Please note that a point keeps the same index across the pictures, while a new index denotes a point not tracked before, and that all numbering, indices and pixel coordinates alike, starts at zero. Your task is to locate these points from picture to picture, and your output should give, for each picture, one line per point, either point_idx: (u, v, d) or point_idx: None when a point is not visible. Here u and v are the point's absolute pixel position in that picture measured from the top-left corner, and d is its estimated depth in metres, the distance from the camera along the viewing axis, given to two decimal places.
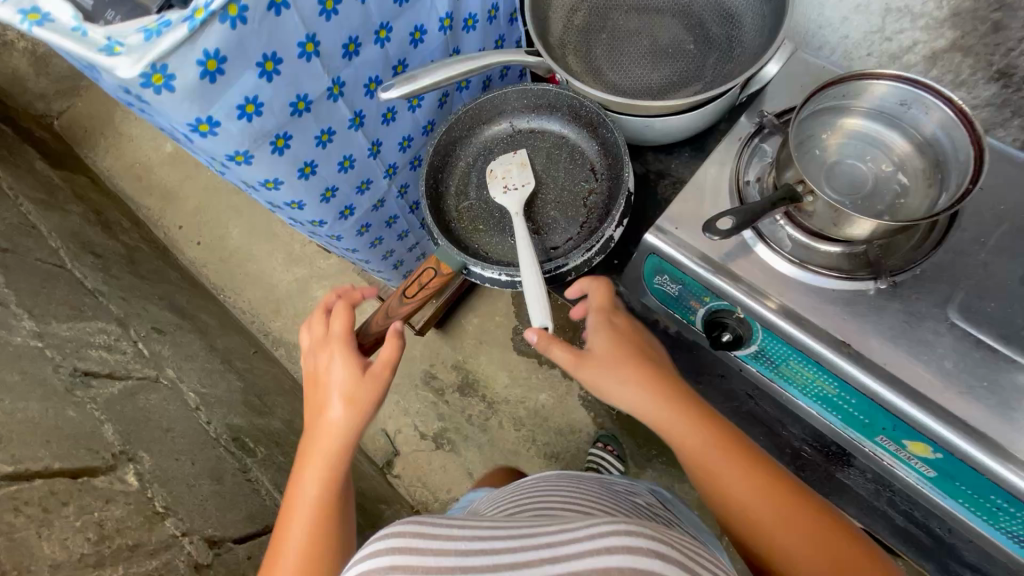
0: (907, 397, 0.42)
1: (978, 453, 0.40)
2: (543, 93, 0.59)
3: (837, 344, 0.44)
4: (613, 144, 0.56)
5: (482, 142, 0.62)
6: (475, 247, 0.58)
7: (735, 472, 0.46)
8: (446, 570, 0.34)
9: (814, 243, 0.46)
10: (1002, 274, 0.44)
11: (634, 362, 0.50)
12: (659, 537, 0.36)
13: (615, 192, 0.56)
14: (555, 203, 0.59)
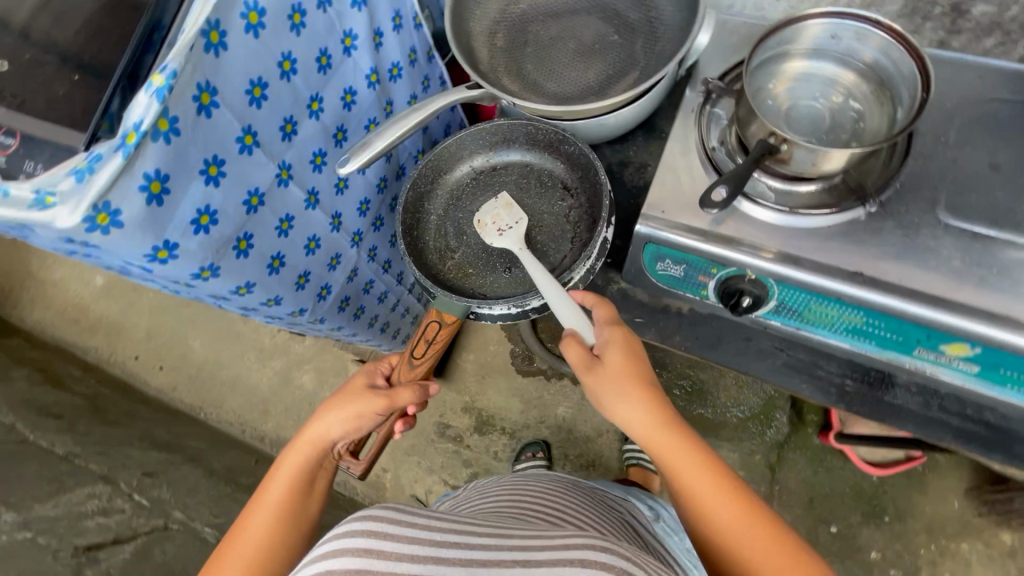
0: (932, 305, 0.43)
1: (1013, 338, 0.41)
2: (497, 128, 0.60)
3: (851, 276, 0.44)
4: (579, 156, 0.57)
5: (449, 191, 0.62)
6: (469, 289, 0.58)
7: (723, 496, 0.45)
8: (419, 557, 0.39)
9: (794, 186, 0.47)
10: (971, 166, 0.46)
11: (636, 384, 0.48)
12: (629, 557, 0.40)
13: (594, 202, 0.57)
14: (539, 228, 0.59)
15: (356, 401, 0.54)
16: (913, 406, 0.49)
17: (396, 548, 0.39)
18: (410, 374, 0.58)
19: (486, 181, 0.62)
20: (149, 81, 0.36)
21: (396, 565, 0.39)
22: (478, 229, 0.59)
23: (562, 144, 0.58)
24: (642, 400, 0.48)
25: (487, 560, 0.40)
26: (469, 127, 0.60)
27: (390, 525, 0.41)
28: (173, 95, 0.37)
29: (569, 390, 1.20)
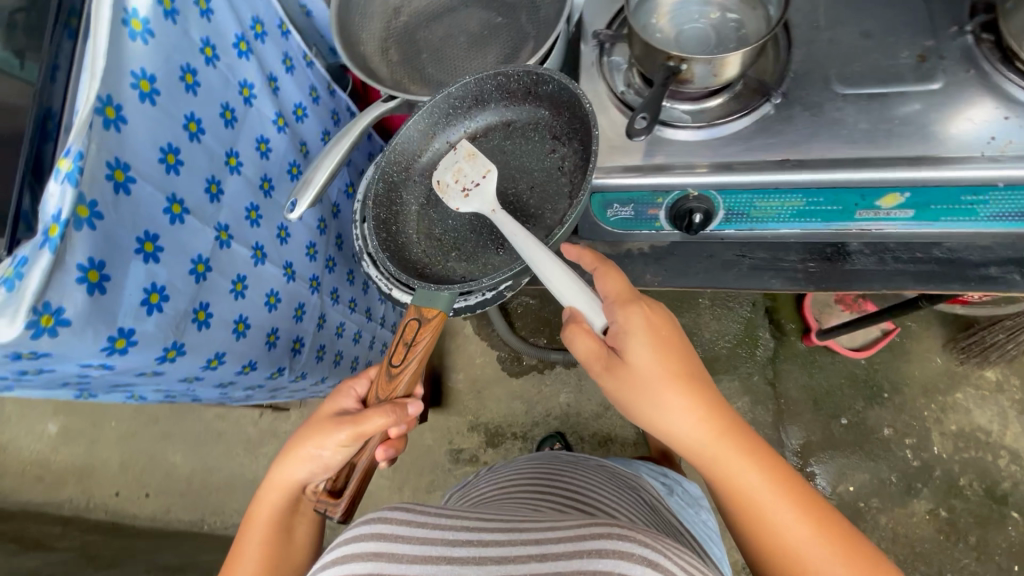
0: (856, 167, 0.46)
1: (932, 172, 0.45)
2: (465, 90, 0.56)
3: (781, 165, 0.47)
4: (559, 94, 0.53)
5: (423, 174, 0.60)
6: (459, 274, 0.57)
7: (764, 482, 0.42)
8: (428, 560, 0.36)
9: (703, 103, 0.51)
10: (847, 40, 0.51)
11: (683, 383, 0.43)
12: (653, 547, 0.36)
13: (585, 141, 0.54)
14: (529, 187, 0.57)
15: (321, 436, 0.50)
16: (871, 267, 0.53)
17: (407, 551, 0.37)
18: (389, 389, 0.50)
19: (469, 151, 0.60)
20: (56, 169, 0.35)
21: (406, 568, 0.36)
22: (440, 193, 0.56)
23: (542, 85, 0.54)
24: (677, 395, 0.43)
25: (499, 556, 0.36)
26: (434, 95, 0.56)
27: (399, 528, 0.38)
28: (86, 180, 0.37)
29: (564, 375, 1.21)
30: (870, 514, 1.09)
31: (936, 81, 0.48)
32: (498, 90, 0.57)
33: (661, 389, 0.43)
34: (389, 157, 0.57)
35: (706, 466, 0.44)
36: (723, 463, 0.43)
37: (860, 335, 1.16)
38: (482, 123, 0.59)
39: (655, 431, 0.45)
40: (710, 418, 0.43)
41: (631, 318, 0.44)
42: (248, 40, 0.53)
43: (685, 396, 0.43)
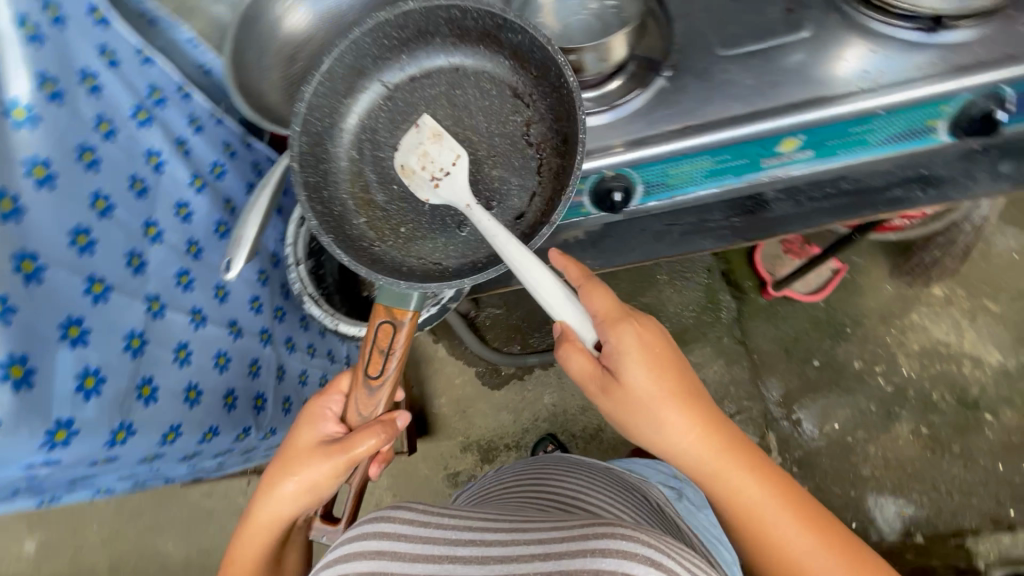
0: (752, 121, 0.49)
1: (820, 113, 0.48)
2: (416, 27, 0.54)
3: (683, 132, 0.50)
4: (527, 46, 0.52)
5: (359, 122, 0.57)
6: (409, 250, 0.57)
7: (759, 489, 0.48)
8: (427, 557, 0.43)
9: (603, 87, 0.52)
10: (720, 6, 0.54)
11: (682, 402, 0.48)
12: (656, 545, 0.40)
13: (563, 115, 0.55)
14: (491, 156, 0.58)
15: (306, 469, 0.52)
16: (790, 211, 0.56)
17: (409, 549, 0.43)
18: (370, 407, 0.53)
19: (407, 94, 0.59)
20: None
21: (410, 565, 0.42)
22: (405, 177, 0.57)
23: (504, 30, 0.53)
24: (673, 408, 0.48)
25: (502, 556, 0.42)
26: (371, 17, 0.52)
27: (401, 527, 0.44)
28: None
29: (545, 377, 1.21)
30: (858, 446, 1.12)
31: (805, 29, 0.52)
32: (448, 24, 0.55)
33: (659, 407, 0.48)
34: (319, 114, 0.54)
35: (710, 480, 0.49)
36: (721, 472, 0.48)
37: (813, 278, 1.19)
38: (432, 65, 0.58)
39: (656, 444, 0.49)
40: (706, 432, 0.49)
41: (621, 339, 0.48)
42: (147, 108, 0.54)
43: (683, 411, 0.48)
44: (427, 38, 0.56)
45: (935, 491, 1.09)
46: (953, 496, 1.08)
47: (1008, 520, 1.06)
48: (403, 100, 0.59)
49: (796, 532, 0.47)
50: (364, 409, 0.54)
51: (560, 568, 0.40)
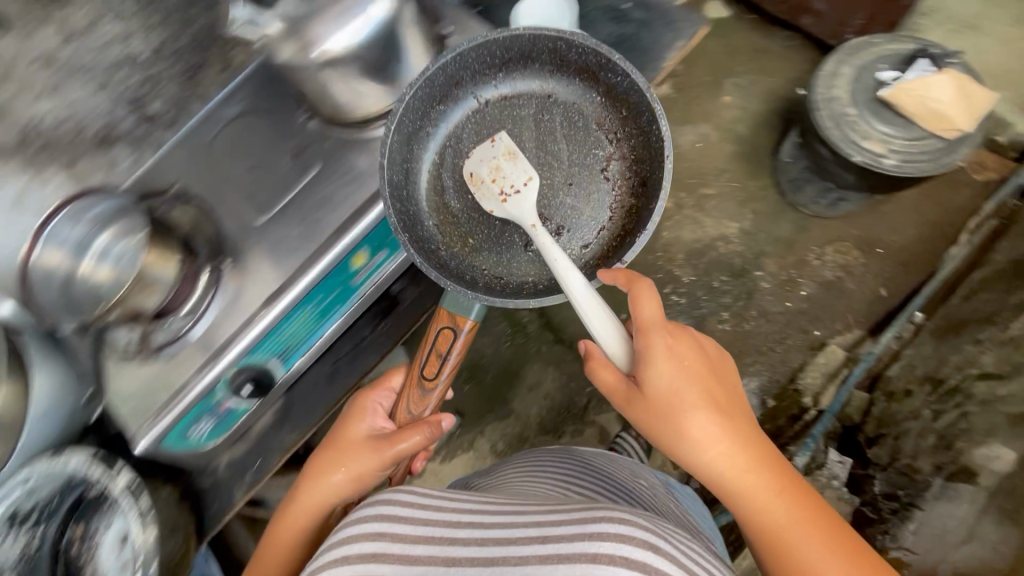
0: (306, 271, 0.56)
1: (351, 236, 0.56)
2: (511, 48, 0.77)
3: (263, 308, 0.56)
4: (623, 86, 0.77)
5: (448, 127, 0.82)
6: (476, 265, 0.81)
7: (778, 499, 0.66)
8: (420, 538, 0.58)
9: (182, 303, 0.56)
10: (238, 180, 0.59)
11: (718, 407, 0.68)
12: (653, 535, 0.52)
13: (644, 157, 0.80)
14: (561, 179, 0.82)
15: (358, 451, 0.78)
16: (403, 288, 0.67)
17: (401, 532, 0.59)
18: (415, 407, 0.81)
19: (496, 110, 0.83)
20: None
21: (413, 546, 0.57)
22: (472, 184, 0.80)
23: (605, 71, 0.77)
24: (703, 411, 0.67)
25: (511, 540, 0.55)
26: (482, 41, 0.74)
27: (401, 512, 0.61)
28: None
29: (426, 479, 1.22)
30: None
31: (313, 166, 0.58)
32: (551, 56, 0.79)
33: (691, 409, 0.67)
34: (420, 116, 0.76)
35: (739, 481, 0.67)
36: (745, 482, 0.66)
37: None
38: (511, 90, 0.82)
39: (686, 448, 0.68)
40: (736, 440, 0.67)
41: (657, 348, 0.68)
42: None
43: (718, 420, 0.68)
44: (527, 63, 0.80)
45: (761, 355, 1.23)
46: (774, 350, 1.23)
47: (818, 340, 1.22)
48: (492, 115, 0.83)
49: (814, 547, 0.63)
50: (415, 406, 0.82)
51: (562, 549, 0.51)
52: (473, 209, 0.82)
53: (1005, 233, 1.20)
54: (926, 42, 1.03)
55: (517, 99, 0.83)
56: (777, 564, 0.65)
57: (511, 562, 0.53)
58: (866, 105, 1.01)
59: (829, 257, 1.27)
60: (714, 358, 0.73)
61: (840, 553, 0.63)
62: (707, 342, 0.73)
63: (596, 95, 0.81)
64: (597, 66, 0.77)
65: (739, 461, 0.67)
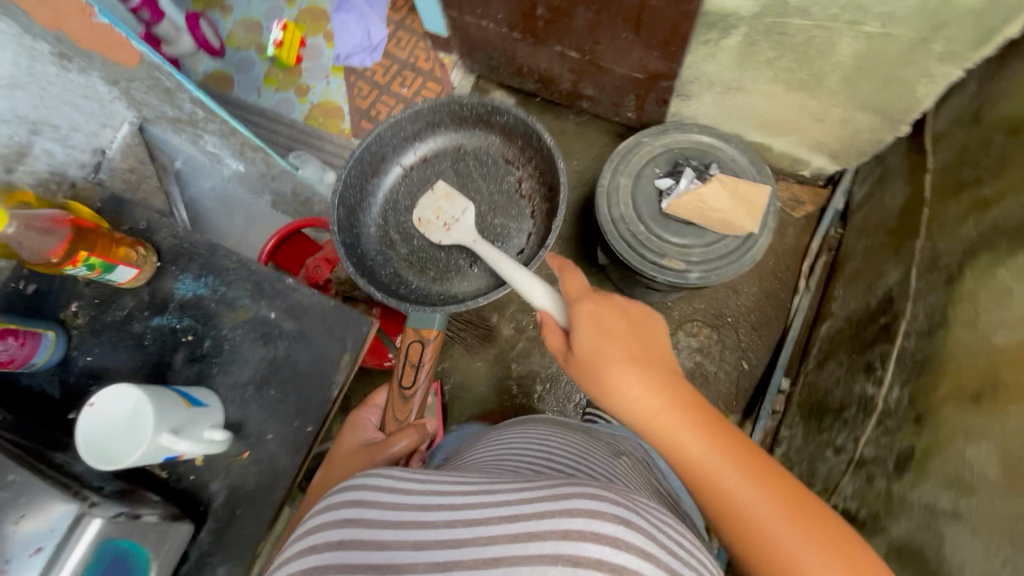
0: None
1: None
2: (421, 117, 0.98)
3: None
4: (512, 121, 0.97)
5: (385, 190, 1.02)
6: (435, 293, 0.99)
7: (708, 445, 0.54)
8: (389, 521, 0.43)
9: None
10: None
11: (637, 359, 0.59)
12: (622, 502, 0.39)
13: (545, 170, 0.99)
14: (489, 208, 1.03)
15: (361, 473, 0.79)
16: None
17: (369, 516, 0.44)
18: (403, 410, 0.85)
19: (419, 170, 1.04)
20: None
21: (377, 528, 0.43)
22: (421, 223, 0.96)
23: (495, 113, 0.98)
24: (630, 365, 0.58)
25: (479, 515, 0.41)
26: (398, 116, 0.96)
27: (371, 495, 0.46)
28: None
29: None
30: None
31: None
32: (451, 117, 1.01)
33: (611, 365, 0.59)
34: (350, 186, 0.94)
35: (669, 441, 0.55)
36: (677, 436, 0.55)
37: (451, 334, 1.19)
38: (428, 147, 1.04)
39: (618, 406, 0.59)
40: (661, 384, 0.58)
41: (578, 314, 0.62)
42: None
43: (643, 377, 0.58)
44: (435, 126, 1.02)
45: None
46: None
47: None
48: (416, 174, 1.04)
49: (763, 504, 0.50)
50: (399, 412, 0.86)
51: (524, 526, 0.39)
52: (430, 252, 1.01)
53: (835, 273, 1.16)
54: (691, 128, 0.95)
55: (436, 158, 1.04)
56: (725, 522, 0.52)
57: (479, 542, 0.40)
58: (653, 220, 0.91)
59: (683, 342, 1.19)
60: (642, 317, 0.64)
61: (796, 518, 0.49)
62: (636, 307, 0.64)
63: (495, 137, 1.02)
64: (488, 114, 0.99)
65: (675, 409, 0.56)
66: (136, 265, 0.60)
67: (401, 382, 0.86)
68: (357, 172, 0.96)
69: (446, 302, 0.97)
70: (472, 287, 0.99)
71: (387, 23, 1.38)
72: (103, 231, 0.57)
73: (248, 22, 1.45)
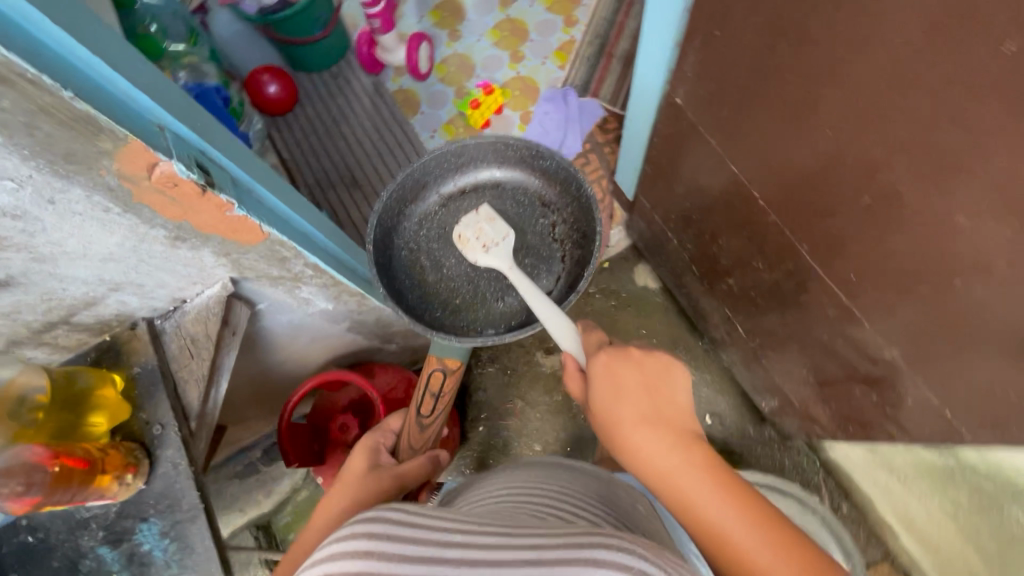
0: None
1: None
2: (462, 148, 0.83)
3: None
4: (556, 166, 0.83)
5: (416, 217, 0.87)
6: (455, 325, 0.83)
7: (711, 497, 0.51)
8: (413, 560, 0.37)
9: None
10: None
11: (646, 416, 0.56)
12: (653, 558, 0.36)
13: (586, 220, 0.84)
14: (521, 248, 0.87)
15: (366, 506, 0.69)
16: None
17: (391, 552, 0.37)
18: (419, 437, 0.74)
19: (457, 200, 0.88)
20: None
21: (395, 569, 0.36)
22: (464, 243, 0.81)
23: (540, 152, 0.83)
24: (641, 423, 0.56)
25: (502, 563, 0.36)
26: (437, 150, 0.82)
27: (385, 528, 0.38)
28: None
29: None
30: None
31: None
32: (494, 153, 0.85)
33: (622, 424, 0.56)
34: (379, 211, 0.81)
35: (680, 503, 0.52)
36: (690, 497, 0.52)
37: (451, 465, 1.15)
38: (467, 178, 0.88)
39: (629, 461, 0.57)
40: (669, 445, 0.54)
41: (593, 369, 0.60)
42: None
43: (659, 435, 0.55)
44: (475, 161, 0.86)
45: None
46: None
47: None
48: (454, 206, 0.88)
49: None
50: (414, 438, 0.75)
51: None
52: (463, 282, 0.85)
53: None
54: (812, 518, 0.78)
55: (475, 191, 0.88)
56: None
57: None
58: None
59: None
60: (655, 368, 0.60)
61: None
62: (651, 359, 0.60)
63: (536, 178, 0.87)
64: (534, 156, 0.84)
65: (691, 471, 0.53)
66: (108, 494, 0.46)
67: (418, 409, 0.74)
68: (392, 196, 0.83)
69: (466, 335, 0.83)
70: (496, 324, 0.85)
71: (585, 141, 1.29)
72: (96, 458, 0.46)
73: (464, 60, 1.41)
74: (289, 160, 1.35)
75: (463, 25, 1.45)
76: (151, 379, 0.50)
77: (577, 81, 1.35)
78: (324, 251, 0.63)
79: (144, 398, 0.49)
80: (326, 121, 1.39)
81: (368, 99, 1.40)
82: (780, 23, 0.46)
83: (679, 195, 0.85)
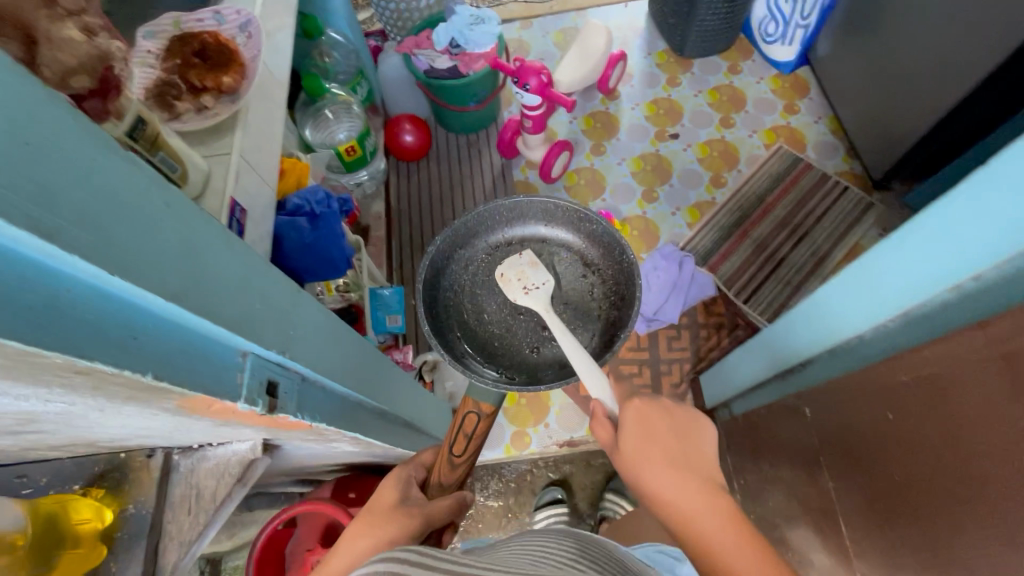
0: None
1: None
2: (512, 203, 0.82)
3: None
4: (602, 230, 0.81)
5: (461, 262, 0.84)
6: (490, 371, 0.81)
7: (731, 542, 0.48)
8: None
9: None
10: None
11: (671, 458, 0.54)
12: None
13: (623, 281, 0.81)
14: (561, 299, 0.83)
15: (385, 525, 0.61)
16: None
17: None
18: (449, 474, 0.72)
19: (501, 250, 0.86)
20: None
21: None
22: (504, 285, 0.80)
23: (588, 216, 0.81)
24: (668, 471, 0.53)
25: None
26: (488, 204, 0.81)
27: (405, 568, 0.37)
28: None
29: None
30: None
31: None
32: (541, 210, 0.84)
33: (647, 466, 0.54)
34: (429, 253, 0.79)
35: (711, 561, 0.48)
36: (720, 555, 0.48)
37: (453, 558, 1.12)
38: (514, 231, 0.86)
39: (657, 511, 0.53)
40: (693, 486, 0.52)
41: (625, 409, 0.58)
42: None
43: (682, 484, 0.52)
44: (522, 215, 0.85)
45: None
46: None
47: None
48: (497, 254, 0.86)
49: None
50: (444, 475, 0.73)
51: None
52: (502, 329, 0.83)
53: None
54: None
55: (519, 243, 0.86)
56: None
57: None
58: None
59: None
60: (685, 418, 0.59)
61: None
62: (680, 410, 0.59)
63: (579, 237, 0.84)
64: (579, 217, 0.82)
65: (714, 524, 0.49)
66: None
67: (449, 448, 0.72)
68: (446, 240, 0.81)
69: (496, 375, 0.80)
70: (530, 374, 0.82)
71: (683, 313, 1.19)
72: None
73: (597, 178, 1.37)
74: (394, 208, 1.35)
75: (610, 142, 1.41)
76: (138, 528, 0.47)
77: (700, 247, 1.27)
78: (364, 411, 0.58)
79: (123, 546, 0.46)
80: (443, 183, 1.38)
81: (491, 178, 1.38)
82: (974, 482, 0.38)
83: (763, 465, 0.75)
